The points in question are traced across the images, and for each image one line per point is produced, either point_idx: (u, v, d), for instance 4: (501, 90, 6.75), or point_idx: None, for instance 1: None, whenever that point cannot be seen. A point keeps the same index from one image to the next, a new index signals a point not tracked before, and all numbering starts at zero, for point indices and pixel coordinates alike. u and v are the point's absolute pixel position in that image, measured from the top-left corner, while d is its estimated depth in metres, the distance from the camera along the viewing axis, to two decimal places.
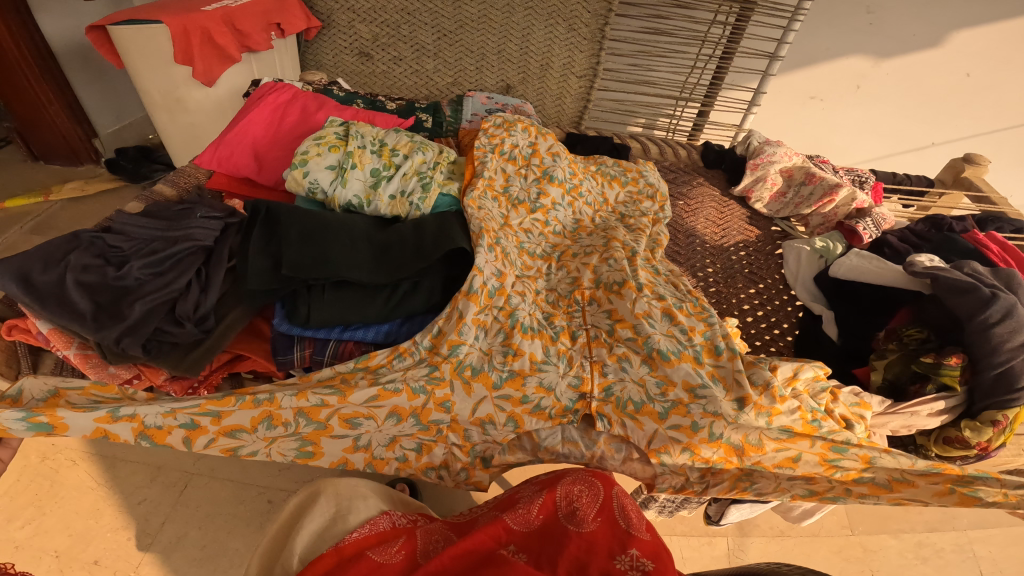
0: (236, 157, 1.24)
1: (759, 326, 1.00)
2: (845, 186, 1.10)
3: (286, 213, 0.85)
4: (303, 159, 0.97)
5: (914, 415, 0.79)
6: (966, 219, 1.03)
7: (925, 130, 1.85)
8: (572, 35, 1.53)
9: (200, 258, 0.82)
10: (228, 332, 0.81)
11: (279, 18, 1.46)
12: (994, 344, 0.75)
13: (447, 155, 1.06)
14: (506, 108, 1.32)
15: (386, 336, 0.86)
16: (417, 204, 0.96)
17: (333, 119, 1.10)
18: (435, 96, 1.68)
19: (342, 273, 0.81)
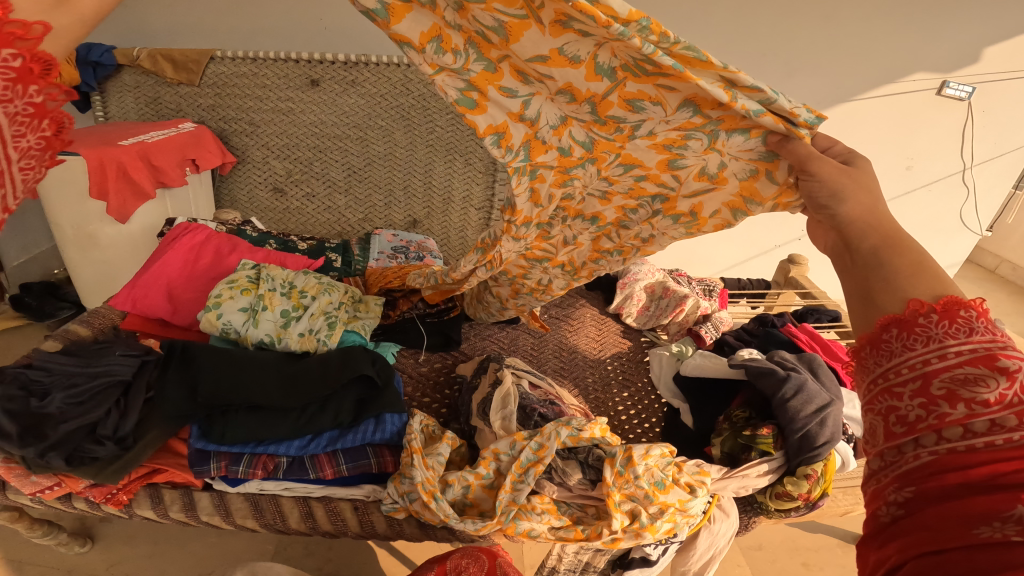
0: (152, 298, 1.33)
1: (633, 424, 1.18)
2: (690, 298, 1.37)
3: (201, 351, 0.99)
4: (216, 303, 1.10)
5: (746, 477, 1.00)
6: (784, 314, 1.36)
7: (769, 235, 2.20)
8: (469, 170, 1.71)
9: (118, 391, 0.92)
10: (145, 450, 0.91)
11: (194, 154, 1.59)
12: (791, 414, 0.99)
13: (351, 294, 1.20)
14: (410, 245, 1.49)
15: (297, 450, 0.98)
16: (324, 340, 1.09)
17: (244, 261, 1.24)
18: (347, 232, 1.84)
19: (254, 398, 0.96)
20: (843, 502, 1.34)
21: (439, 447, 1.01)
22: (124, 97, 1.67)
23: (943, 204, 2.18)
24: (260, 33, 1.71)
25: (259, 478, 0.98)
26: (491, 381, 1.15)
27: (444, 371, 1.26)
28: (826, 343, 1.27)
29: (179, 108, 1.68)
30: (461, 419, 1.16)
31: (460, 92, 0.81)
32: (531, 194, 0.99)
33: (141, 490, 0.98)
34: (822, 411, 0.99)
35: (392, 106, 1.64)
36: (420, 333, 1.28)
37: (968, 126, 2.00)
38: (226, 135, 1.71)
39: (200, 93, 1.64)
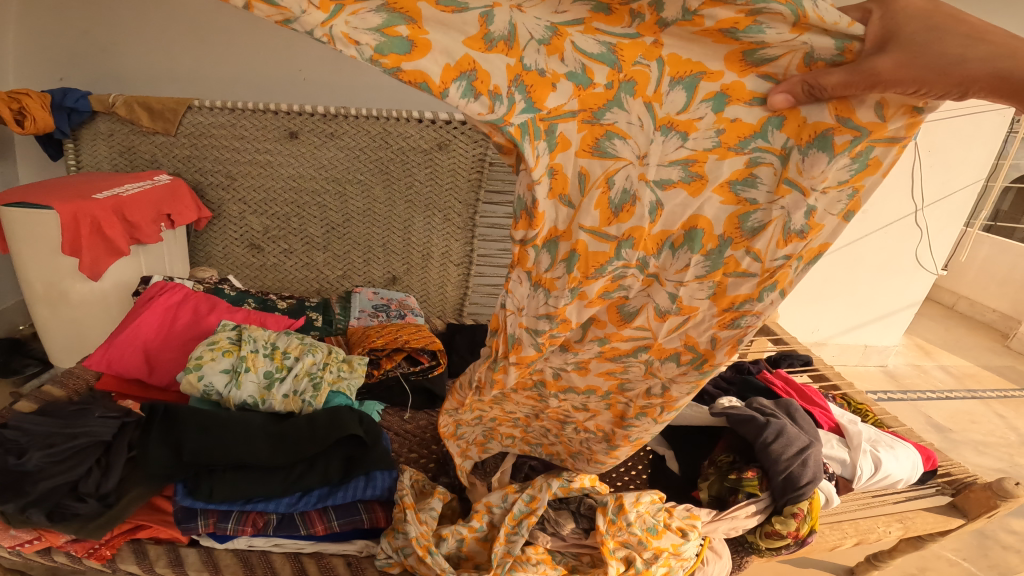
0: (127, 359, 1.26)
1: (619, 471, 1.21)
2: None
3: (183, 410, 0.96)
4: (197, 364, 1.06)
5: (735, 518, 1.03)
6: (758, 361, 1.41)
7: None
8: (448, 225, 1.73)
9: (99, 450, 0.91)
10: (127, 507, 0.90)
11: (169, 209, 1.54)
12: (774, 456, 1.03)
13: (335, 354, 1.20)
14: (391, 303, 1.50)
15: (287, 507, 0.98)
16: (309, 401, 1.08)
17: (226, 322, 1.20)
18: (324, 288, 1.82)
19: (241, 456, 0.95)
20: (832, 538, 1.35)
21: (431, 502, 1.01)
22: (97, 146, 1.65)
23: (900, 244, 2.28)
24: (239, 84, 1.74)
25: (248, 536, 0.96)
26: None
27: (429, 428, 1.26)
28: (799, 386, 1.34)
29: (153, 158, 1.66)
30: (451, 472, 1.16)
31: (381, 32, 0.60)
32: (553, 183, 0.71)
33: (125, 545, 0.93)
34: (802, 452, 1.03)
35: (372, 159, 1.65)
36: (403, 390, 1.29)
37: (916, 166, 2.11)
38: (202, 189, 1.69)
39: (176, 143, 1.63)
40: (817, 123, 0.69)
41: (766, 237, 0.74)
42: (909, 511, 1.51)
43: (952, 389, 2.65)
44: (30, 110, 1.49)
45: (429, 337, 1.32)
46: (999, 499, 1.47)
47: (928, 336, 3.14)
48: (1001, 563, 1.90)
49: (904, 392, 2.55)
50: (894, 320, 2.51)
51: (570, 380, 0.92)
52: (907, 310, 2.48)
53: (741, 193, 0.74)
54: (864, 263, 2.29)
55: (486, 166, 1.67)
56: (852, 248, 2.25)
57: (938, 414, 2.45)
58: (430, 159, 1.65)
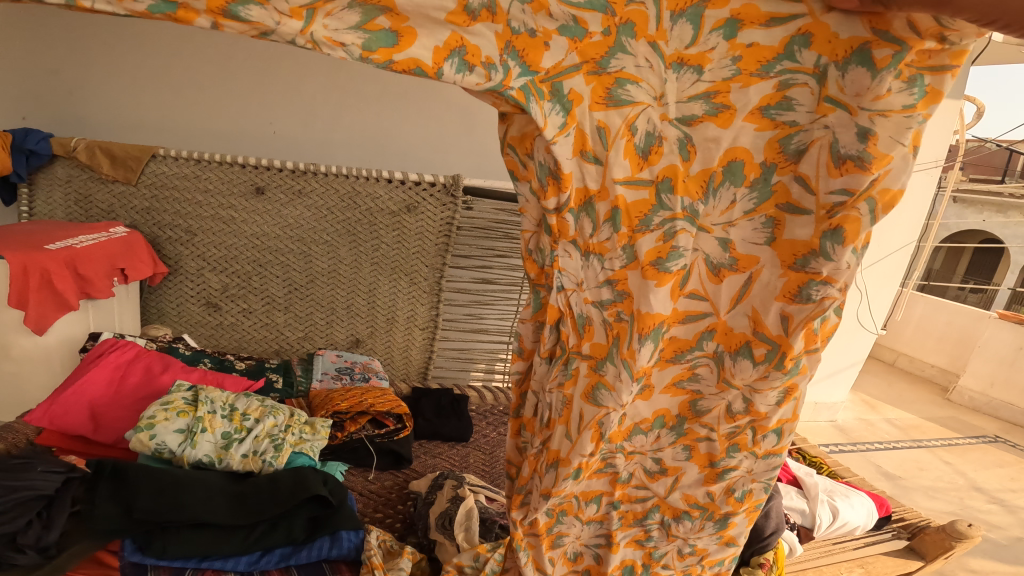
0: (73, 414, 1.20)
1: None
2: None
3: (134, 468, 0.92)
4: (150, 422, 1.02)
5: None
6: None
7: None
8: (413, 288, 1.74)
9: (40, 503, 0.86)
10: (66, 564, 0.85)
11: (125, 263, 1.51)
12: None
13: (298, 416, 1.17)
14: (354, 366, 1.45)
15: (247, 566, 0.94)
16: (270, 461, 1.05)
17: (180, 382, 1.16)
18: (283, 350, 1.77)
19: (199, 515, 0.91)
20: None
21: (401, 562, 0.98)
22: (53, 191, 1.61)
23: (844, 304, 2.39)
24: (209, 136, 1.74)
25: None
26: (449, 497, 1.11)
27: (396, 488, 1.22)
28: None
29: (110, 208, 1.62)
30: (418, 533, 1.11)
31: (361, 30, 0.55)
32: (573, 142, 0.67)
33: None
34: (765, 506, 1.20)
35: (338, 220, 1.66)
36: (368, 452, 1.25)
37: None
38: (160, 243, 1.65)
39: (135, 194, 1.60)
40: (851, 36, 0.64)
41: (815, 161, 0.68)
42: (869, 556, 1.54)
43: (900, 441, 2.75)
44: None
45: (395, 400, 1.30)
46: (954, 540, 1.52)
47: (874, 389, 3.28)
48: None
49: (854, 445, 2.63)
50: (840, 378, 2.60)
51: (636, 416, 0.82)
52: (852, 367, 2.57)
53: (776, 118, 0.69)
54: None
55: (454, 229, 1.70)
56: None
57: (887, 464, 2.53)
58: (398, 221, 1.67)
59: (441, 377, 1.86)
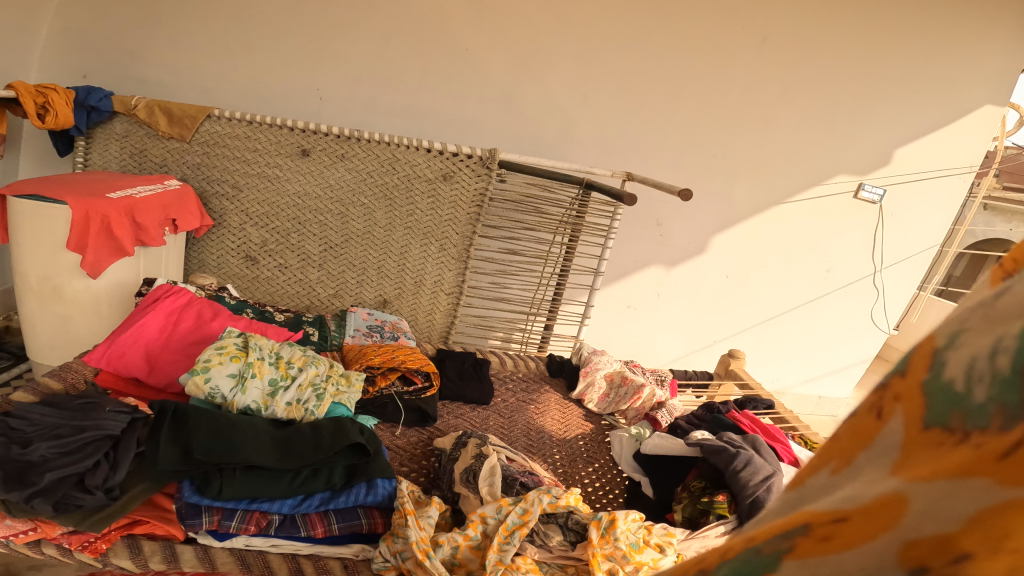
0: (128, 356, 1.28)
1: (598, 492, 1.28)
2: (647, 386, 1.52)
3: (195, 414, 1.00)
4: (206, 367, 1.10)
5: (706, 537, 1.10)
6: (727, 403, 1.55)
7: (710, 328, 2.30)
8: (442, 254, 1.78)
9: (107, 443, 0.95)
10: (127, 505, 0.92)
11: (177, 215, 1.59)
12: (742, 482, 1.13)
13: (337, 367, 1.25)
14: (384, 324, 1.52)
15: (290, 508, 1.01)
16: (312, 409, 1.13)
17: (230, 328, 1.24)
18: (314, 305, 1.82)
19: (252, 458, 0.99)
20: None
21: (430, 509, 1.03)
22: (108, 146, 1.69)
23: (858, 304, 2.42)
24: (259, 99, 1.81)
25: (249, 535, 0.98)
26: (475, 453, 1.16)
27: (420, 444, 1.26)
28: (766, 427, 1.44)
29: (162, 163, 1.70)
30: (442, 487, 1.15)
31: None
32: None
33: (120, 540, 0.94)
34: (768, 480, 1.14)
35: (377, 183, 1.72)
36: (396, 408, 1.29)
37: (879, 231, 2.29)
38: (208, 198, 1.73)
39: (189, 151, 1.68)
40: None
41: None
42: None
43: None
44: (53, 105, 1.52)
45: (424, 359, 1.36)
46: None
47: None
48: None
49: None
50: (847, 374, 2.60)
51: None
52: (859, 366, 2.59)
53: None
54: (829, 320, 2.41)
55: (486, 201, 1.75)
56: (815, 305, 2.37)
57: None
58: (434, 188, 1.72)
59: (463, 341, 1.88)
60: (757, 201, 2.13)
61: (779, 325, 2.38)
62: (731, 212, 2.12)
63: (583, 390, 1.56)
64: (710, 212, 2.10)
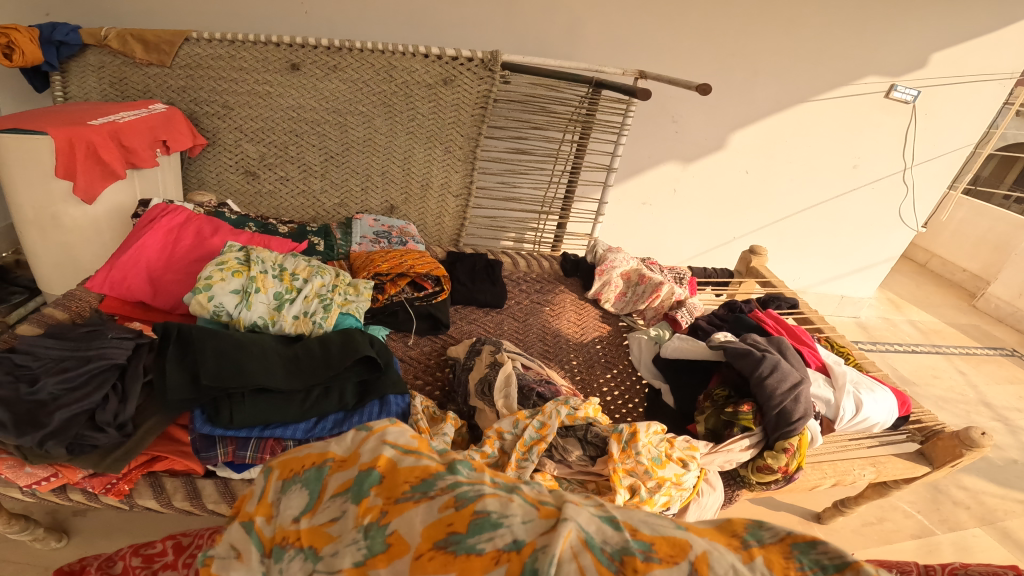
0: (131, 281, 1.13)
1: (618, 403, 1.18)
2: (665, 284, 1.42)
3: (200, 334, 0.86)
4: (207, 284, 0.96)
5: (730, 451, 1.02)
6: (750, 301, 1.45)
7: (729, 224, 2.24)
8: (448, 157, 1.68)
9: (114, 374, 0.84)
10: (141, 441, 0.83)
11: (165, 136, 1.46)
12: (768, 391, 1.01)
13: (344, 277, 1.12)
14: (391, 230, 1.44)
15: (305, 434, 0.87)
16: (320, 322, 1.00)
17: (231, 244, 1.09)
18: (320, 216, 1.73)
19: (263, 380, 0.85)
20: (805, 476, 1.27)
21: (445, 427, 0.91)
22: (86, 77, 1.54)
23: (885, 202, 2.35)
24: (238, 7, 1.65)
25: (265, 464, 0.86)
26: (488, 362, 1.06)
27: (434, 354, 1.19)
28: (789, 326, 1.34)
29: (146, 90, 1.56)
30: (457, 400, 1.06)
31: None
32: None
33: (142, 479, 0.87)
34: (795, 388, 1.02)
35: (375, 91, 1.58)
36: (408, 316, 1.22)
37: (912, 127, 2.16)
38: (197, 117, 1.60)
39: (170, 74, 1.53)
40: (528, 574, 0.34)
41: None
42: (882, 456, 1.39)
43: (920, 344, 2.62)
44: (18, 44, 1.36)
45: (433, 262, 1.29)
46: (963, 449, 1.33)
47: (899, 290, 3.15)
48: (951, 517, 1.78)
49: (874, 345, 2.54)
50: (874, 272, 2.60)
51: None
52: (885, 264, 2.56)
53: None
54: (851, 215, 2.35)
55: (491, 103, 1.63)
56: (838, 202, 2.29)
57: (903, 368, 2.41)
58: (435, 94, 1.59)
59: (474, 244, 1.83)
60: (780, 98, 1.98)
61: (798, 221, 2.32)
62: (752, 106, 1.97)
63: (599, 290, 1.49)
64: (729, 108, 1.96)
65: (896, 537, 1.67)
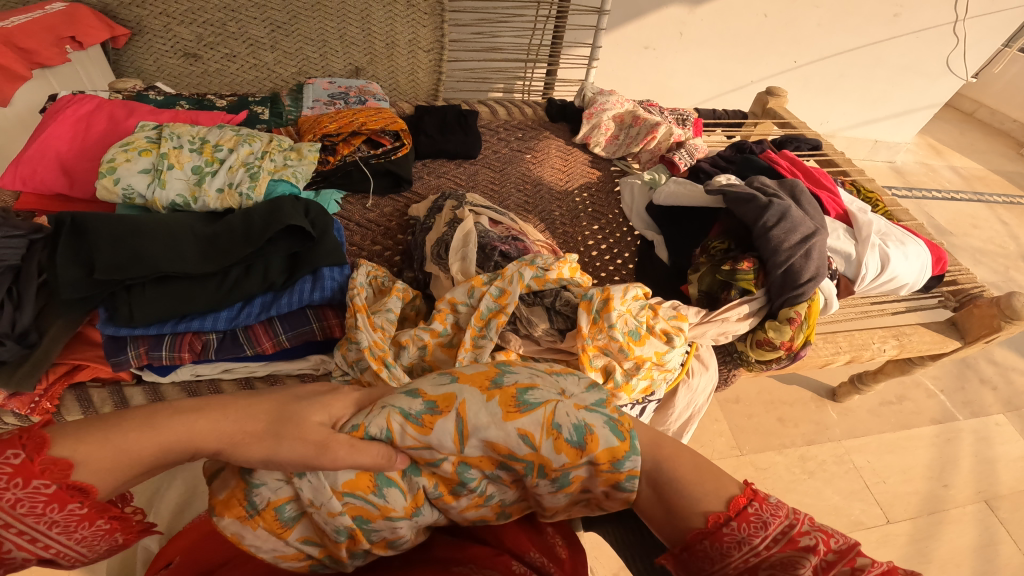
0: (44, 173, 0.86)
1: (603, 257, 1.10)
2: (663, 124, 1.28)
3: (96, 218, 0.69)
4: (109, 166, 0.81)
5: (725, 321, 0.87)
6: (762, 142, 1.27)
7: (745, 69, 1.99)
8: (411, 11, 1.41)
9: (8, 277, 0.65)
10: (52, 348, 0.66)
11: (73, 30, 1.12)
12: (774, 244, 0.86)
13: (277, 142, 0.94)
14: (349, 91, 1.27)
15: (228, 323, 0.72)
16: (248, 194, 0.84)
17: (142, 122, 0.90)
18: (278, 88, 1.45)
19: (168, 265, 0.69)
20: (820, 353, 1.14)
21: (388, 302, 0.78)
22: None
23: (930, 47, 2.09)
24: None
25: (190, 363, 0.72)
26: (447, 221, 0.94)
27: (396, 216, 1.09)
28: (806, 168, 1.16)
29: None
30: (415, 266, 0.95)
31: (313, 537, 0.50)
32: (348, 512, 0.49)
33: (66, 393, 0.72)
34: (808, 242, 0.86)
35: None
36: (364, 175, 1.09)
37: None
38: (108, 6, 1.22)
39: None
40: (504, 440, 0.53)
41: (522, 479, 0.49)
42: (906, 327, 1.24)
43: (962, 190, 2.52)
44: None
45: (391, 116, 1.13)
46: (1003, 320, 1.17)
47: (941, 135, 2.92)
48: (975, 400, 1.66)
49: (910, 191, 2.45)
50: (910, 120, 2.42)
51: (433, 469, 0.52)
52: (925, 111, 2.39)
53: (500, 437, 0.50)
54: (887, 60, 2.10)
55: None
56: (874, 49, 2.03)
57: (939, 216, 2.32)
58: None
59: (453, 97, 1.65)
60: None
61: (824, 66, 2.06)
62: None
63: (587, 133, 1.35)
64: None
65: (913, 422, 1.57)
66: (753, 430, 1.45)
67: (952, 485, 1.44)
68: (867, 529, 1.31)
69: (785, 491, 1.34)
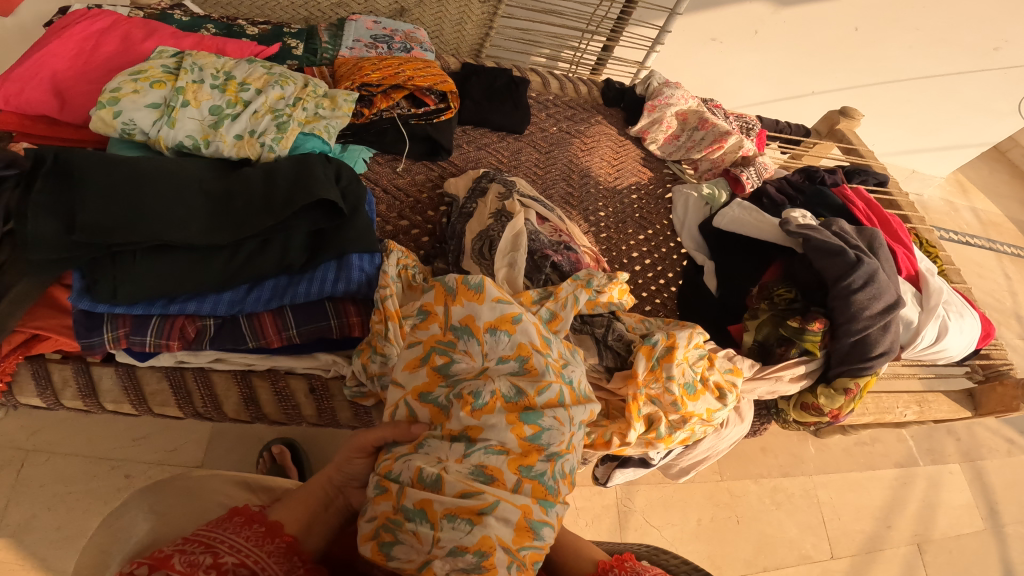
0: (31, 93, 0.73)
1: (646, 276, 1.00)
2: (734, 134, 1.17)
3: (86, 165, 0.57)
4: (112, 97, 0.68)
5: (777, 380, 0.81)
6: (836, 172, 1.15)
7: (807, 79, 1.86)
8: None
9: None
10: (11, 312, 0.55)
11: None
12: (853, 310, 0.77)
13: (313, 88, 0.82)
14: (395, 34, 1.13)
15: (230, 309, 0.61)
16: (271, 147, 0.73)
17: (161, 47, 0.78)
18: (314, 19, 1.29)
19: (168, 235, 0.57)
20: None
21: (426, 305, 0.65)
22: None
23: (1011, 90, 1.97)
24: None
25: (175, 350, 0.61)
26: (494, 212, 0.84)
27: (429, 186, 0.99)
28: (881, 214, 1.06)
29: None
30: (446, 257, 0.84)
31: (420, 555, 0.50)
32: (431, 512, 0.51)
33: (22, 365, 0.61)
34: (890, 313, 0.78)
35: None
36: (399, 136, 0.97)
37: None
38: None
39: None
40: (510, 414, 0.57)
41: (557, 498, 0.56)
42: (926, 392, 1.19)
43: (975, 235, 2.44)
44: None
45: (441, 73, 1.01)
46: None
47: (970, 170, 2.80)
48: (938, 447, 1.61)
49: None
50: (955, 154, 2.30)
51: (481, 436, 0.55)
52: (973, 148, 2.27)
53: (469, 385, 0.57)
54: (961, 96, 1.97)
55: None
56: (954, 80, 1.90)
57: None
58: None
59: (497, 57, 1.51)
60: None
61: (892, 90, 1.93)
62: None
63: (646, 127, 1.23)
64: None
65: (879, 462, 1.52)
66: (734, 456, 1.39)
67: (894, 525, 1.41)
68: (811, 563, 1.30)
69: (754, 523, 1.31)
